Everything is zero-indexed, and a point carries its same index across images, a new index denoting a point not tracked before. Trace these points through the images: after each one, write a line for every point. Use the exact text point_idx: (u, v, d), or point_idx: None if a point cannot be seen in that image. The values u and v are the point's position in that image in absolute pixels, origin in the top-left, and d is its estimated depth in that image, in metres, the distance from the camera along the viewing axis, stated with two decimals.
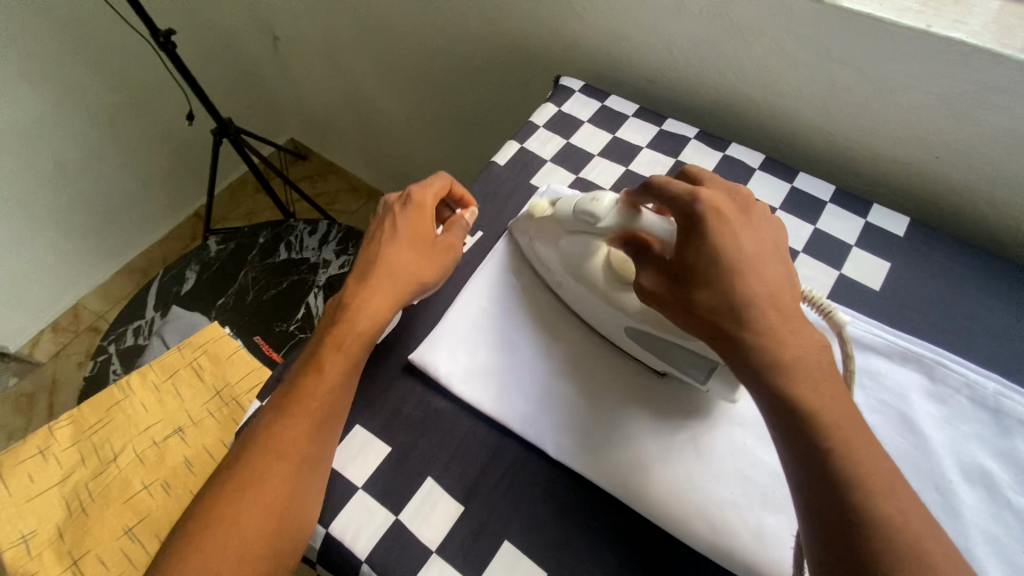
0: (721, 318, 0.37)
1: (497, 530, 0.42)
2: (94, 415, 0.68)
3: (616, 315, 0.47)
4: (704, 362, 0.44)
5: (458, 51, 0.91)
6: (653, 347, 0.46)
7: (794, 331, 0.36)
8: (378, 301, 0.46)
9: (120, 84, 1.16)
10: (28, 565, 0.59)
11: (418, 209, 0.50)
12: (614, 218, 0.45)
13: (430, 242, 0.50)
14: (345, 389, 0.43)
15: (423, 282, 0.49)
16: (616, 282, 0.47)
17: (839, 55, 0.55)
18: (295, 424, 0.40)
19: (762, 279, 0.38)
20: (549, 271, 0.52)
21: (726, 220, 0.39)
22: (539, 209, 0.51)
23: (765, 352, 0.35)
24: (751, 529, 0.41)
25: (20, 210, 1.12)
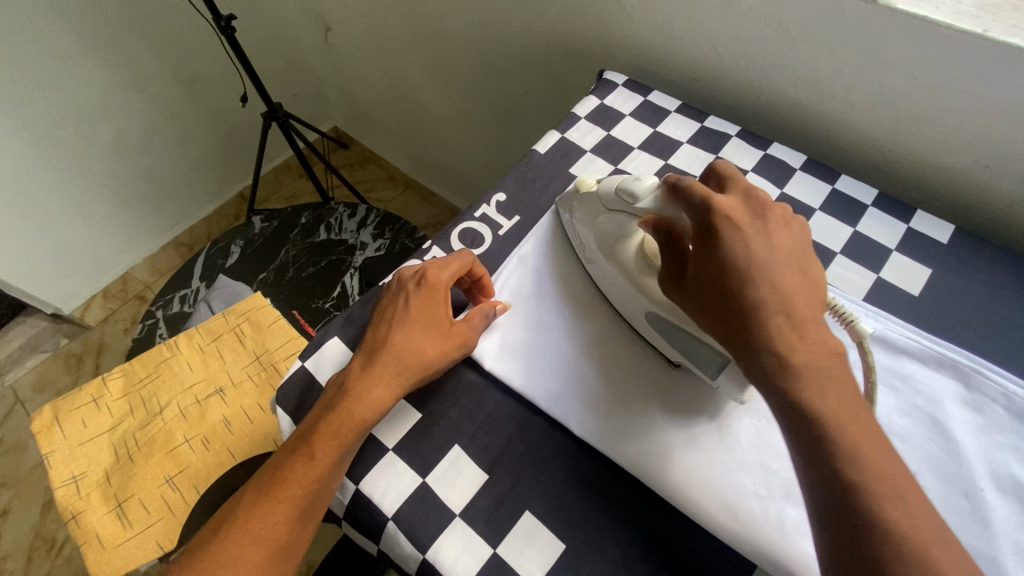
0: (733, 321, 0.37)
1: (519, 500, 0.44)
2: (143, 369, 0.72)
3: (642, 301, 0.48)
4: (713, 359, 0.43)
5: (503, 45, 0.93)
6: (671, 334, 0.46)
7: (805, 338, 0.36)
8: (377, 393, 0.44)
9: (180, 66, 1.22)
10: (76, 503, 0.64)
11: (430, 295, 0.48)
12: (651, 203, 0.45)
13: (442, 329, 0.47)
14: (332, 478, 0.42)
15: (426, 375, 0.46)
16: (645, 265, 0.48)
17: (891, 57, 0.54)
18: (274, 511, 0.41)
19: (773, 285, 0.37)
20: (584, 248, 0.53)
21: (737, 228, 0.39)
22: (585, 185, 0.52)
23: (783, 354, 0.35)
24: (771, 519, 0.41)
25: (81, 180, 1.19)
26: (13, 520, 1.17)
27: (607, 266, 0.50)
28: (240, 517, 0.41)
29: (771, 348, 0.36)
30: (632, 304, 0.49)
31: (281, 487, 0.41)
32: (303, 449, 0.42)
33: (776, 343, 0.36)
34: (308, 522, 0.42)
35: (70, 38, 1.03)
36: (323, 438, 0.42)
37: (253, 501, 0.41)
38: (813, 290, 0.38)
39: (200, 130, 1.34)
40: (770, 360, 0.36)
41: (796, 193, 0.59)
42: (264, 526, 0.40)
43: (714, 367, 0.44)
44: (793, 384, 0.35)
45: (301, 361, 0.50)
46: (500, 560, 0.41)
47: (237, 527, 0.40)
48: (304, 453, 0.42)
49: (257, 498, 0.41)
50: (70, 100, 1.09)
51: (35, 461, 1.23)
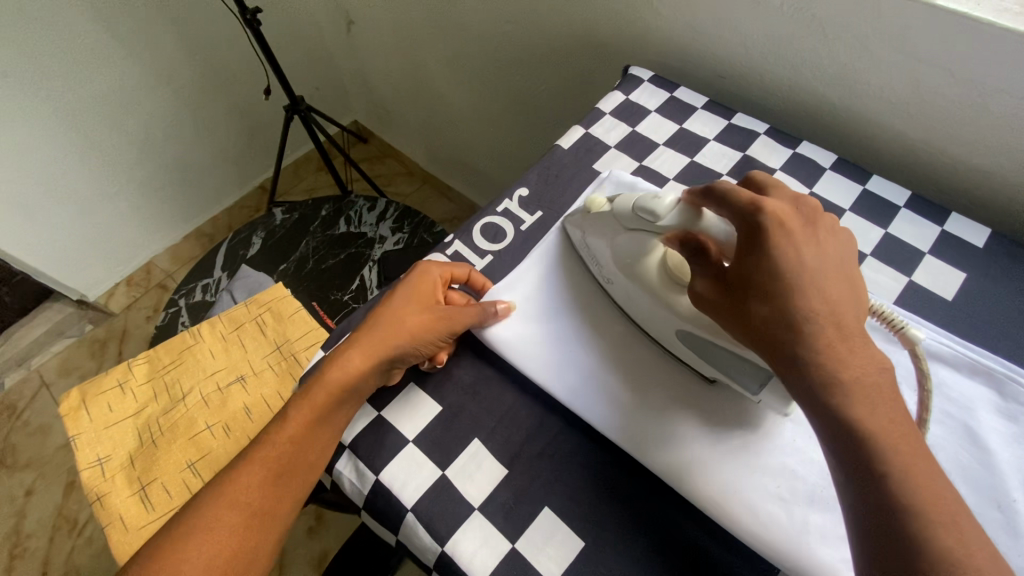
0: (778, 328, 0.36)
1: (538, 496, 0.43)
2: (167, 356, 0.74)
3: (665, 314, 0.46)
4: (757, 373, 0.42)
5: (527, 40, 0.93)
6: (702, 350, 0.45)
7: (853, 350, 0.35)
8: (348, 362, 0.45)
9: (205, 58, 1.23)
10: (101, 485, 0.65)
11: (414, 280, 0.50)
12: (674, 218, 0.44)
13: (422, 307, 0.48)
14: (303, 447, 0.44)
15: (403, 351, 0.46)
16: (671, 283, 0.47)
17: (929, 54, 0.53)
18: (249, 474, 0.43)
19: (825, 296, 0.37)
20: (599, 267, 0.51)
21: (789, 232, 0.38)
22: (596, 206, 0.52)
23: (827, 371, 0.35)
24: (795, 524, 0.41)
25: (108, 168, 1.21)
26: (37, 500, 1.20)
27: (629, 284, 0.49)
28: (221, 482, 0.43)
29: (820, 363, 0.35)
30: (660, 323, 0.47)
31: (260, 450, 0.44)
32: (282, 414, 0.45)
33: (825, 357, 0.35)
34: (284, 492, 0.43)
35: (100, 28, 1.05)
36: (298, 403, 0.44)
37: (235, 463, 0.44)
38: (859, 299, 0.38)
39: (223, 122, 1.36)
40: (823, 371, 0.35)
41: (823, 194, 0.58)
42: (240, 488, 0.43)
43: (757, 379, 0.42)
44: (845, 399, 0.34)
45: (322, 352, 0.51)
46: (518, 555, 0.41)
47: (218, 487, 0.43)
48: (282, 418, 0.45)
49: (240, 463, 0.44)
50: (99, 91, 1.11)
51: (58, 443, 1.26)
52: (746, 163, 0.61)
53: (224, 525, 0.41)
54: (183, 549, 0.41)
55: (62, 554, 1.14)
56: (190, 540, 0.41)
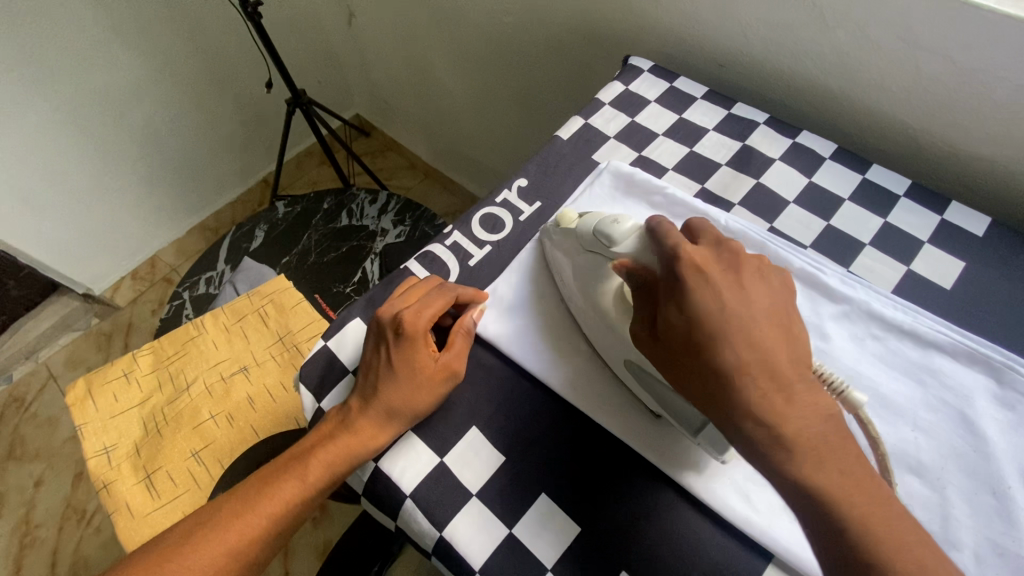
0: (711, 381, 0.36)
1: (534, 483, 0.44)
2: (171, 347, 0.74)
3: (615, 342, 0.46)
4: (689, 418, 0.41)
5: (527, 32, 0.93)
6: (646, 382, 0.44)
7: (794, 402, 0.35)
8: (366, 435, 0.44)
9: (207, 51, 1.23)
10: (108, 474, 0.66)
11: (412, 341, 0.46)
12: (627, 248, 0.44)
13: (429, 370, 0.46)
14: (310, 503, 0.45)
15: (417, 416, 0.45)
16: (624, 309, 0.46)
17: (929, 41, 0.52)
18: (252, 524, 0.43)
19: (756, 346, 0.36)
20: (565, 287, 0.51)
21: (706, 278, 0.37)
22: (566, 220, 0.51)
23: (766, 428, 0.34)
24: (790, 510, 0.41)
25: (112, 162, 1.22)
26: (46, 490, 1.22)
27: (586, 309, 0.48)
28: (220, 524, 0.43)
29: (761, 420, 0.34)
30: (607, 345, 0.47)
31: (264, 501, 0.44)
32: (295, 472, 0.45)
33: (762, 413, 0.34)
34: (278, 540, 0.45)
35: (102, 22, 1.06)
36: (315, 466, 0.44)
37: (237, 509, 0.44)
38: (796, 349, 0.37)
39: (225, 115, 1.36)
40: (764, 433, 0.34)
41: (822, 183, 0.57)
42: (243, 537, 0.43)
43: (691, 427, 0.41)
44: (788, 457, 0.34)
45: (325, 341, 0.51)
46: (516, 540, 0.42)
47: (218, 529, 0.43)
48: (298, 477, 0.44)
49: (241, 504, 0.44)
50: (102, 86, 1.12)
51: (66, 435, 1.28)
52: (746, 153, 0.61)
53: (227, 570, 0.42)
54: None
55: (71, 543, 1.16)
56: None
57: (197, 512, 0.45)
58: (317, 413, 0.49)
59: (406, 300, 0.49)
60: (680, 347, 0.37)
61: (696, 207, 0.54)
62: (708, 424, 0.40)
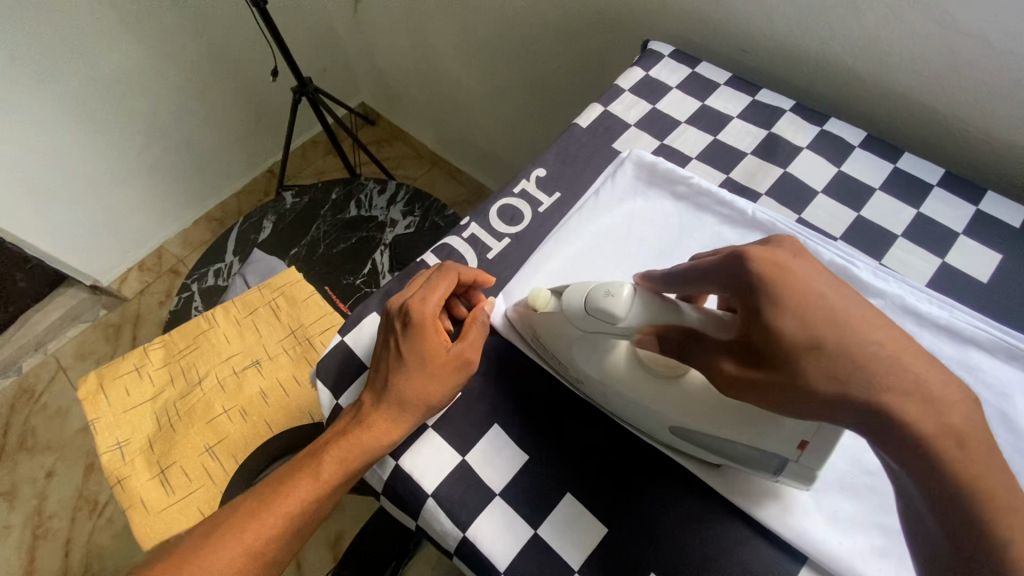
0: (847, 384, 0.30)
1: (559, 482, 0.43)
2: (183, 340, 0.73)
3: (658, 413, 0.41)
4: (769, 458, 0.38)
5: (540, 17, 0.90)
6: (702, 443, 0.40)
7: (940, 382, 0.30)
8: (380, 429, 0.43)
9: (211, 38, 1.21)
10: (122, 469, 0.65)
11: (424, 332, 0.44)
12: (637, 317, 0.39)
13: (440, 359, 0.44)
14: (326, 500, 0.44)
15: (431, 409, 0.44)
16: (650, 377, 0.41)
17: (967, 24, 0.50)
18: (267, 525, 0.42)
19: (873, 323, 0.32)
20: (564, 367, 0.45)
21: (788, 269, 0.34)
22: (542, 302, 0.44)
23: (929, 411, 0.29)
24: (823, 511, 0.40)
25: (116, 153, 1.20)
26: (58, 481, 1.22)
27: (603, 387, 0.43)
28: (235, 526, 0.42)
29: (917, 406, 0.29)
30: (646, 418, 0.42)
31: (279, 501, 0.43)
32: (309, 470, 0.43)
33: (916, 396, 0.29)
34: (296, 540, 0.44)
35: (104, 10, 1.03)
36: (328, 464, 0.43)
37: (253, 509, 0.43)
38: None
39: (230, 104, 1.34)
40: (921, 422, 0.28)
41: (851, 171, 0.56)
42: (261, 536, 0.42)
43: (771, 467, 0.38)
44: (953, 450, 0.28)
45: (341, 337, 0.50)
46: (541, 540, 0.41)
47: (235, 530, 0.42)
48: (312, 475, 0.43)
49: (257, 505, 0.43)
50: (106, 75, 1.10)
51: (76, 426, 1.28)
52: (772, 141, 0.59)
53: (248, 569, 0.42)
54: None
55: (84, 533, 1.17)
56: None
57: (212, 515, 0.44)
58: (334, 409, 0.48)
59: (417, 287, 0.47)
60: (793, 353, 0.31)
61: (722, 198, 0.53)
62: (790, 463, 0.37)
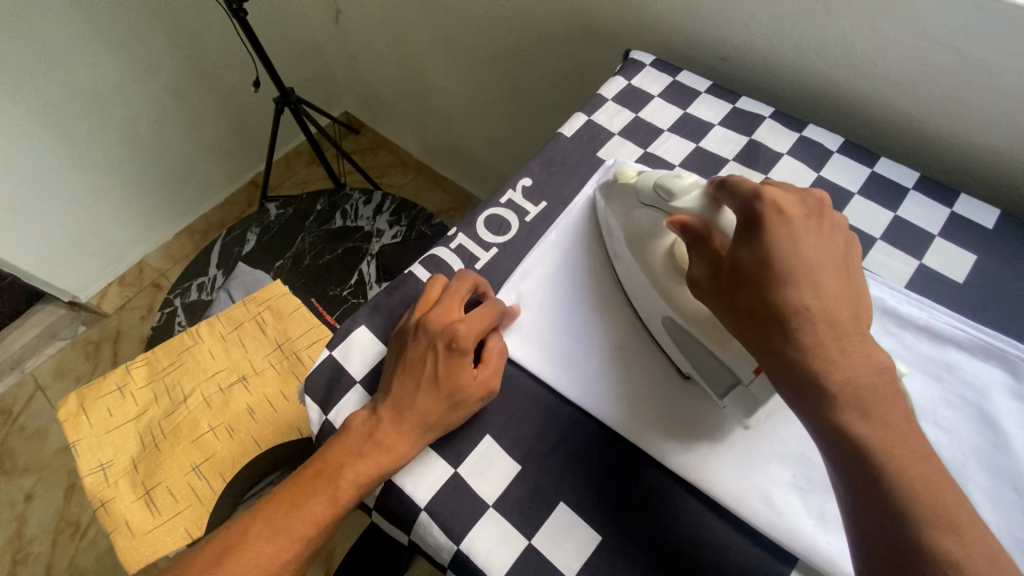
0: (769, 319, 0.36)
1: (552, 492, 0.43)
2: (166, 357, 0.71)
3: (659, 302, 0.46)
4: (722, 376, 0.43)
5: (522, 26, 0.91)
6: (686, 347, 0.45)
7: (846, 350, 0.35)
8: (403, 451, 0.43)
9: (190, 49, 1.20)
10: (105, 491, 0.64)
11: (456, 351, 0.44)
12: (689, 202, 0.45)
13: (465, 381, 0.44)
14: (341, 519, 0.43)
15: (447, 426, 0.44)
16: (672, 271, 0.46)
17: (937, 32, 0.51)
18: (282, 549, 0.41)
19: (818, 290, 0.37)
20: (611, 242, 0.52)
21: (788, 220, 0.39)
22: (624, 176, 0.52)
23: (813, 358, 0.35)
24: (812, 512, 0.41)
25: (95, 165, 1.18)
26: (38, 504, 1.19)
27: (631, 267, 0.49)
28: (247, 552, 0.41)
29: (806, 358, 0.35)
30: (650, 306, 0.48)
31: (294, 525, 0.42)
32: (325, 493, 0.42)
33: (819, 347, 0.35)
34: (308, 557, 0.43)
35: (80, 21, 1.02)
36: (346, 486, 0.42)
37: (267, 533, 0.42)
38: (859, 301, 0.38)
39: (211, 115, 1.33)
40: (807, 363, 0.35)
41: (831, 177, 0.57)
42: (275, 558, 0.41)
43: (721, 388, 0.43)
44: None
45: (329, 351, 0.49)
46: (536, 552, 0.41)
47: (248, 556, 0.41)
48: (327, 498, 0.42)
49: (270, 528, 0.42)
50: (83, 87, 1.08)
51: (57, 447, 1.24)
52: (752, 147, 0.60)
53: None
54: None
55: (66, 557, 1.13)
56: None
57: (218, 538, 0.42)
58: (324, 425, 0.48)
59: (446, 301, 0.47)
60: (747, 282, 0.38)
61: None
62: (739, 386, 0.42)
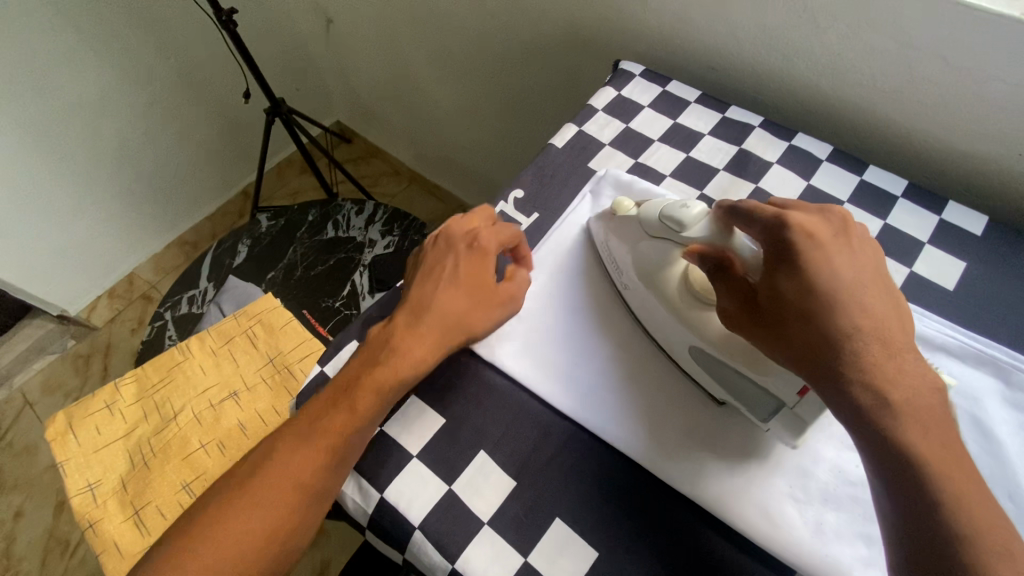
0: (820, 350, 0.37)
1: (548, 507, 0.43)
2: (156, 374, 0.71)
3: (686, 334, 0.46)
4: (767, 400, 0.42)
5: (511, 36, 0.91)
6: (714, 371, 0.45)
7: (902, 369, 0.35)
8: (431, 349, 0.44)
9: (179, 60, 1.19)
10: (92, 512, 0.62)
11: (479, 258, 0.47)
12: (701, 230, 0.44)
13: (488, 288, 0.47)
14: (370, 429, 0.43)
15: (472, 327, 0.46)
16: (695, 301, 0.46)
17: (921, 42, 0.52)
18: (314, 457, 0.41)
19: (865, 311, 0.37)
20: (619, 272, 0.51)
21: (818, 245, 0.38)
22: (622, 209, 0.51)
23: (875, 387, 0.35)
24: (809, 523, 0.41)
25: (83, 178, 1.17)
26: (27, 522, 1.17)
27: (647, 297, 0.49)
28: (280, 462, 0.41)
29: (867, 383, 0.35)
30: (672, 335, 0.47)
31: (324, 431, 0.42)
32: (353, 396, 0.42)
33: (873, 374, 0.35)
34: (338, 474, 0.42)
35: (67, 34, 1.01)
36: (372, 389, 0.42)
37: (298, 442, 0.41)
38: (903, 314, 0.38)
39: (201, 125, 1.32)
40: (866, 396, 0.35)
41: (820, 186, 0.57)
42: (308, 468, 0.41)
43: (764, 411, 0.42)
44: None
45: (320, 368, 0.49)
46: (533, 569, 0.41)
47: (282, 465, 0.41)
48: (346, 404, 0.42)
49: (301, 438, 0.42)
50: (70, 100, 1.07)
51: (46, 463, 1.23)
52: (742, 157, 0.60)
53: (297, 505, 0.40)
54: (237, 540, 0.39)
55: None
56: (247, 523, 0.39)
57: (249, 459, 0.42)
58: None
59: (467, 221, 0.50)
60: (793, 313, 0.38)
61: None
62: (785, 409, 0.41)
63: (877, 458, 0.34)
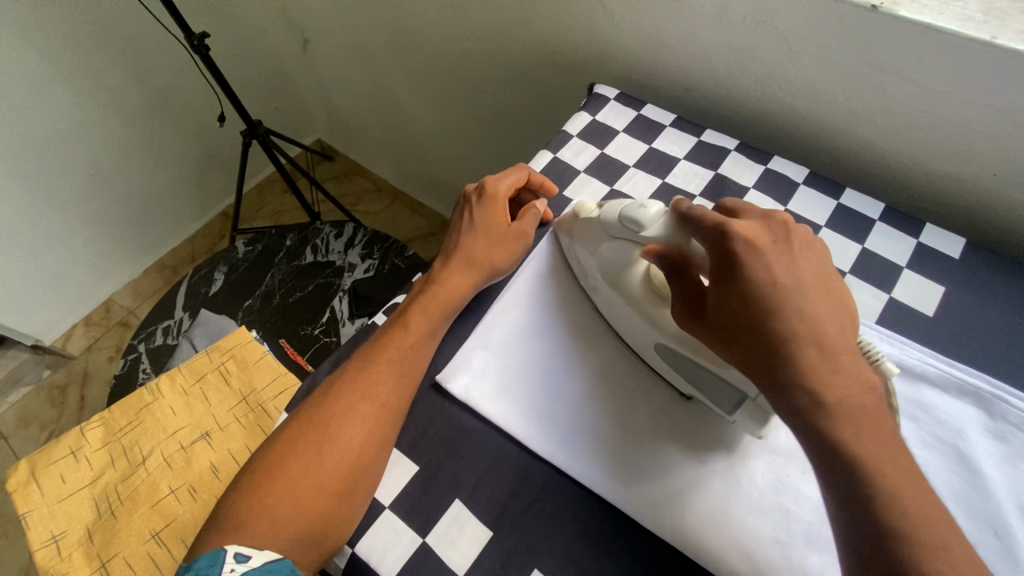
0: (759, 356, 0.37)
1: (526, 557, 0.41)
2: (125, 417, 0.69)
3: (649, 330, 0.46)
4: (729, 393, 0.42)
5: (489, 58, 0.90)
6: (681, 366, 0.45)
7: (836, 369, 0.35)
8: (463, 278, 0.50)
9: (152, 83, 1.17)
10: (57, 567, 0.60)
11: (494, 204, 0.53)
12: (660, 228, 0.44)
13: (505, 229, 0.52)
14: (423, 348, 0.48)
15: (496, 258, 0.51)
16: (654, 297, 0.47)
17: (894, 66, 0.51)
18: (378, 374, 0.45)
19: (803, 316, 0.37)
20: (586, 276, 0.52)
21: (758, 251, 0.38)
22: (585, 210, 0.51)
23: (809, 392, 0.35)
24: (794, 566, 0.40)
25: (55, 206, 1.14)
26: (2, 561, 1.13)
27: (612, 296, 0.49)
28: (347, 384, 0.45)
29: (801, 384, 0.35)
30: (639, 333, 0.47)
31: (382, 354, 0.46)
32: (404, 323, 0.48)
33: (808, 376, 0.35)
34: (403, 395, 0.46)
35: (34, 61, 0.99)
36: (419, 315, 0.48)
37: (360, 368, 0.46)
38: (844, 313, 0.38)
39: (177, 148, 1.30)
40: (803, 394, 0.35)
41: (798, 210, 0.56)
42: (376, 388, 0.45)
43: (729, 403, 0.42)
44: None
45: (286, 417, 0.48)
46: None
47: (351, 385, 0.45)
48: (398, 328, 0.48)
49: (362, 364, 0.46)
50: (39, 128, 1.04)
51: None
52: (719, 181, 0.59)
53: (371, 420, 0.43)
54: (315, 457, 0.42)
55: None
56: (325, 439, 0.42)
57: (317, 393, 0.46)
58: None
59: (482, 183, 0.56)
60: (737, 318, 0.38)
61: None
62: (748, 400, 0.41)
63: (823, 460, 0.34)
